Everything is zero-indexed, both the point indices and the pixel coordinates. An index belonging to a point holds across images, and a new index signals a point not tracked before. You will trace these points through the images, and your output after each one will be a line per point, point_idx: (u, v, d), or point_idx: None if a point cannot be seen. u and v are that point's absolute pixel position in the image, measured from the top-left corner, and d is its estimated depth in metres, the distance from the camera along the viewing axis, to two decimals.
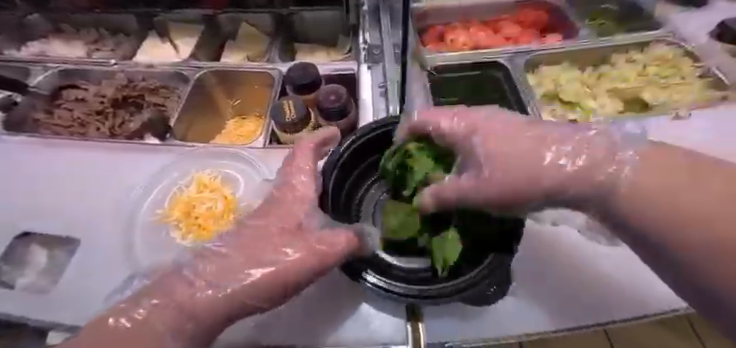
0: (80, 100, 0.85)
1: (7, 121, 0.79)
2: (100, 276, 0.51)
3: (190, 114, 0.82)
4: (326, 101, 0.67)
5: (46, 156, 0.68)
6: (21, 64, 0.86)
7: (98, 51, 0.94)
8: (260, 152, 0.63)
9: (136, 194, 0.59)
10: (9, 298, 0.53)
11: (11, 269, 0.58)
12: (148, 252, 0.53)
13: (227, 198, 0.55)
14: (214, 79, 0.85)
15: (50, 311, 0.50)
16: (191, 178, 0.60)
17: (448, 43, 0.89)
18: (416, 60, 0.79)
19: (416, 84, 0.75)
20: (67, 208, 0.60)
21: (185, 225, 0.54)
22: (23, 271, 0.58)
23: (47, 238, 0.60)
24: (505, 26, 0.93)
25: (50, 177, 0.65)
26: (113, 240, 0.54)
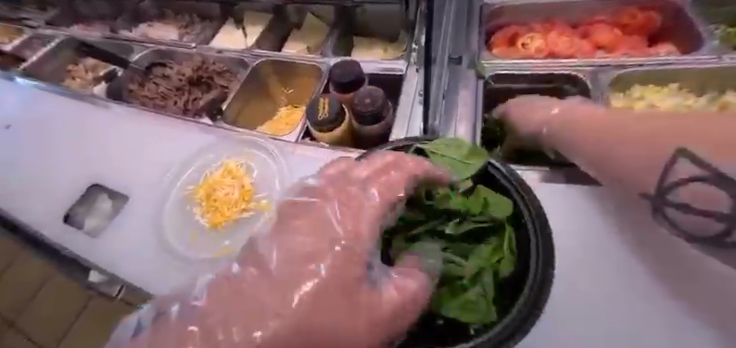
0: (164, 77, 0.97)
1: (112, 89, 0.95)
2: (137, 238, 0.59)
3: (244, 100, 0.87)
4: (361, 104, 0.64)
5: (127, 122, 0.80)
6: (128, 42, 1.02)
7: (187, 35, 1.06)
8: (287, 146, 0.64)
9: (177, 169, 0.66)
10: (77, 240, 0.64)
11: (82, 212, 0.69)
12: (173, 225, 0.59)
13: (245, 188, 0.60)
14: (272, 69, 0.88)
15: (98, 258, 0.59)
16: (221, 162, 0.64)
17: (516, 47, 0.74)
18: (473, 65, 0.69)
19: (465, 93, 0.65)
20: (131, 171, 0.70)
21: (205, 205, 0.60)
22: (89, 215, 0.68)
23: (110, 190, 0.70)
24: (598, 31, 0.72)
25: (125, 141, 0.77)
26: (152, 208, 0.62)
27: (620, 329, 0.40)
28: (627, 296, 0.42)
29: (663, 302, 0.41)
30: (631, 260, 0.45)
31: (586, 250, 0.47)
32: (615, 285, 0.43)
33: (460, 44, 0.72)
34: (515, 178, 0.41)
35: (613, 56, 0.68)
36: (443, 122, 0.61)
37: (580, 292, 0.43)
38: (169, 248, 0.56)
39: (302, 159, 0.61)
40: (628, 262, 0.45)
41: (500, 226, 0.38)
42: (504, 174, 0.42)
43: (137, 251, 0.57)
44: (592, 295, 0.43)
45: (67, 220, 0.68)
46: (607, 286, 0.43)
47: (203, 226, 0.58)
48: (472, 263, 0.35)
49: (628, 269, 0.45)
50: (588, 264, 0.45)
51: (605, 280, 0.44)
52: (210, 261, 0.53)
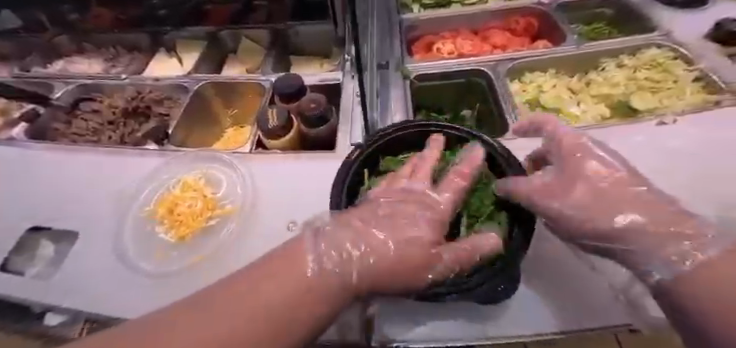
0: (95, 112, 0.93)
1: (34, 129, 0.88)
2: (96, 268, 0.58)
3: (189, 123, 0.88)
4: (308, 110, 0.72)
5: (58, 159, 0.76)
6: (46, 79, 0.96)
7: (114, 67, 1.03)
8: (242, 156, 0.68)
9: (129, 194, 0.65)
10: (24, 284, 0.60)
11: (23, 259, 0.67)
12: (137, 246, 0.59)
13: (207, 199, 0.62)
14: (214, 91, 0.91)
15: (52, 295, 0.57)
16: (179, 179, 0.66)
17: (432, 52, 0.87)
18: (398, 69, 0.80)
19: (396, 91, 0.76)
20: (74, 206, 0.67)
21: (168, 221, 0.61)
22: (32, 260, 0.66)
23: (54, 234, 0.67)
24: (493, 35, 0.88)
25: (58, 178, 0.72)
26: (110, 237, 0.61)
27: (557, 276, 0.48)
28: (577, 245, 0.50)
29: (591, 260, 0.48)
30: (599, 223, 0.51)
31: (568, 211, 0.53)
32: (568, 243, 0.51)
33: (385, 53, 0.82)
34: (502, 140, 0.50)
35: (506, 52, 0.84)
36: (381, 117, 0.70)
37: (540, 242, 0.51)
38: (139, 269, 0.57)
39: (260, 165, 0.65)
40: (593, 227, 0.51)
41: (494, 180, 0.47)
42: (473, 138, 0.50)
43: (98, 280, 0.57)
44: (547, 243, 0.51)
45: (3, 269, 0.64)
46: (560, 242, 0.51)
47: (170, 241, 0.59)
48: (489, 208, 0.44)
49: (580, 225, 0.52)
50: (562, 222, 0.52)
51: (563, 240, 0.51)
52: (188, 270, 0.55)
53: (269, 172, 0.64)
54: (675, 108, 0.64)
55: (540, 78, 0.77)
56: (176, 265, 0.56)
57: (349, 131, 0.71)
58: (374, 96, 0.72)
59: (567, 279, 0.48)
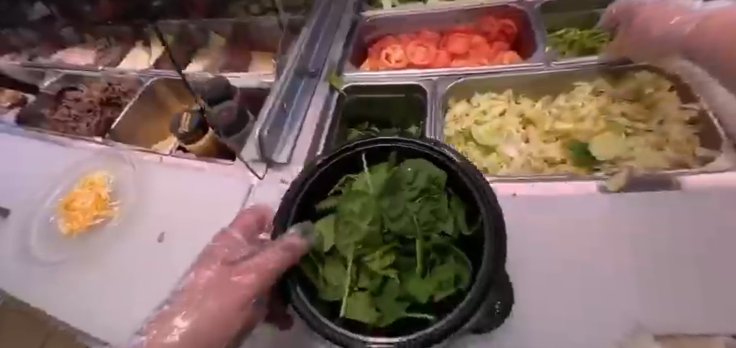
0: (76, 99, 0.99)
1: (25, 115, 0.99)
2: (5, 251, 0.63)
3: (141, 116, 0.88)
4: (217, 117, 0.67)
5: (25, 144, 0.85)
6: (44, 69, 1.06)
7: (102, 58, 1.09)
8: (147, 158, 0.68)
9: (51, 185, 0.70)
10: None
11: None
12: (40, 236, 0.64)
13: (99, 197, 0.64)
14: (167, 87, 0.90)
15: None
16: (86, 175, 0.69)
17: (381, 58, 0.76)
18: (328, 77, 0.71)
19: (316, 103, 0.68)
20: (21, 191, 0.75)
21: (66, 216, 0.64)
22: None
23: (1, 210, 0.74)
24: (455, 40, 0.75)
25: (19, 162, 0.80)
26: (26, 225, 0.66)
27: (577, 280, 0.40)
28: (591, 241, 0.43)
29: (617, 283, 0.39)
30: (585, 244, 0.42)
31: (551, 228, 0.45)
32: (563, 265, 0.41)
33: (321, 57, 0.74)
34: (437, 149, 0.43)
35: (466, 63, 0.72)
36: (287, 134, 0.64)
37: (527, 268, 0.42)
38: (34, 259, 0.61)
39: (160, 170, 0.66)
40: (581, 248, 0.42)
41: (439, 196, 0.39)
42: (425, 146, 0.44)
43: (1, 263, 0.61)
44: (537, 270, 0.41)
45: None
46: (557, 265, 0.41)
47: (61, 233, 0.62)
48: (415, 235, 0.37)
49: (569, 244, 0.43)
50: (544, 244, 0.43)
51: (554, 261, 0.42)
52: (67, 263, 0.59)
53: (159, 177, 0.65)
54: (637, 163, 0.49)
55: (491, 100, 0.64)
56: (59, 257, 0.60)
57: (252, 147, 0.61)
58: (284, 107, 0.65)
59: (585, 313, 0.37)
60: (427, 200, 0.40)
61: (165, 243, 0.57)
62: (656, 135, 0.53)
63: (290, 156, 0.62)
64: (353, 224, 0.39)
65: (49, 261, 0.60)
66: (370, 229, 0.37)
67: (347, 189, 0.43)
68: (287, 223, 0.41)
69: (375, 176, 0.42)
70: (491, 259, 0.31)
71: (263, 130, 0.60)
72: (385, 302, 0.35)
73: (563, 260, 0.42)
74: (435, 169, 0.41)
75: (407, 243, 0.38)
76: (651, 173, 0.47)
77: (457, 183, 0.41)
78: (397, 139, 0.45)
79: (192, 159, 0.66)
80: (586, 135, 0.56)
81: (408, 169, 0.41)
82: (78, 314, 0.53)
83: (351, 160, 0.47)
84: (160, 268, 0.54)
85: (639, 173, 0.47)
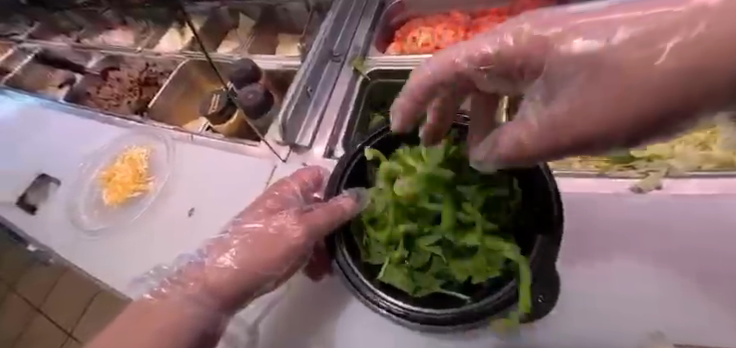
0: (118, 79, 1.05)
1: (75, 94, 1.07)
2: (59, 216, 0.71)
3: (175, 96, 0.92)
4: (243, 99, 0.68)
5: (76, 121, 0.92)
6: (90, 51, 1.13)
7: (141, 40, 1.15)
8: (180, 136, 0.72)
9: (96, 159, 0.77)
10: (30, 222, 0.76)
11: (35, 196, 0.81)
12: (85, 206, 0.70)
13: (136, 171, 0.68)
14: (198, 69, 0.93)
15: (31, 230, 0.72)
16: (125, 151, 0.74)
17: (407, 41, 0.74)
18: (352, 62, 0.70)
19: (339, 87, 0.68)
20: (74, 164, 0.83)
21: (108, 187, 0.69)
22: (41, 198, 0.81)
23: (57, 180, 0.82)
24: (486, 24, 0.73)
25: (73, 138, 0.89)
26: (76, 194, 0.73)
27: (622, 270, 0.40)
28: (653, 233, 0.41)
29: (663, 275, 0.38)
30: (635, 236, 0.42)
31: (598, 220, 0.44)
32: (608, 255, 0.41)
33: (346, 41, 0.73)
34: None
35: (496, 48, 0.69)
36: (310, 117, 0.64)
37: (572, 258, 0.43)
38: (80, 225, 0.67)
39: (192, 147, 0.69)
40: (630, 239, 0.42)
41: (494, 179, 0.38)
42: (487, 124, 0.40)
43: (56, 226, 0.69)
44: (582, 259, 0.42)
45: (20, 201, 0.81)
46: (602, 254, 0.42)
47: (104, 204, 0.68)
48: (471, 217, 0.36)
49: (617, 235, 0.42)
50: (589, 237, 0.43)
51: (599, 252, 0.42)
52: (107, 232, 0.64)
53: (191, 154, 0.68)
54: (675, 162, 0.46)
55: None
56: (101, 225, 0.65)
57: (277, 129, 0.62)
58: (307, 92, 0.65)
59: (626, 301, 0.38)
60: (484, 183, 0.37)
61: (194, 217, 0.60)
62: (704, 132, 0.48)
63: (314, 138, 0.62)
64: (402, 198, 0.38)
65: (95, 228, 0.65)
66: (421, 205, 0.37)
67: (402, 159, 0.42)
68: (338, 188, 0.42)
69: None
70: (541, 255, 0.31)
71: (286, 116, 0.61)
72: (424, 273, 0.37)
73: (610, 251, 0.42)
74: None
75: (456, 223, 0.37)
76: (694, 176, 0.43)
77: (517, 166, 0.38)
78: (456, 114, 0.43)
79: (221, 138, 0.68)
80: None
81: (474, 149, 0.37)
82: (116, 276, 0.58)
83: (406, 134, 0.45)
84: (188, 241, 0.58)
85: (678, 174, 0.44)
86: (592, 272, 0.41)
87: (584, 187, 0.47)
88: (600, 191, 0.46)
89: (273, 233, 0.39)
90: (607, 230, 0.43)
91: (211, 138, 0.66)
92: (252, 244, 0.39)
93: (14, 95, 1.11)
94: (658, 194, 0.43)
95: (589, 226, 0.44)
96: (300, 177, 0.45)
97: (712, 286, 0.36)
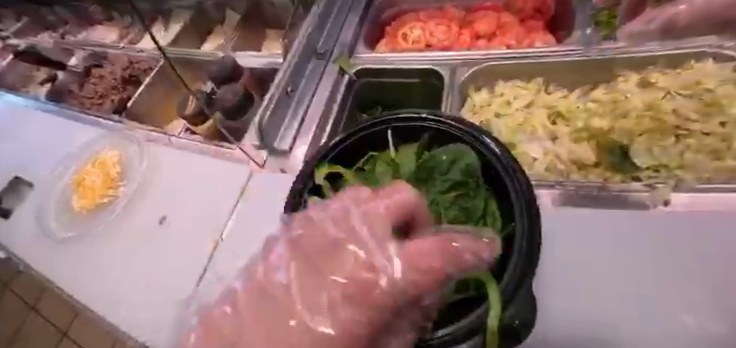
0: (100, 76, 1.00)
1: (56, 93, 1.03)
2: (29, 222, 0.67)
3: (156, 94, 0.87)
4: (221, 100, 0.64)
5: (54, 121, 0.89)
6: (72, 47, 1.09)
7: (125, 36, 1.11)
8: (156, 139, 0.68)
9: (70, 162, 0.73)
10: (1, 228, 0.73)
11: (8, 199, 0.78)
12: (55, 212, 0.66)
13: (108, 176, 0.65)
14: (180, 66, 0.88)
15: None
16: (99, 154, 0.70)
17: (397, 38, 0.70)
18: (337, 60, 0.66)
19: (322, 87, 0.64)
20: (49, 166, 0.79)
21: (79, 193, 0.65)
22: (14, 202, 0.77)
23: (31, 183, 0.78)
24: (481, 20, 0.68)
25: (50, 139, 0.85)
26: (47, 199, 0.69)
27: (616, 290, 0.35)
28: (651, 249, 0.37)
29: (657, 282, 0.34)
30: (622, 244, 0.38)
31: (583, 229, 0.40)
32: (594, 265, 0.38)
33: (331, 37, 0.69)
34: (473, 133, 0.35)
35: (491, 45, 0.64)
36: (290, 118, 0.60)
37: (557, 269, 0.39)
38: (49, 233, 0.63)
39: (167, 151, 0.65)
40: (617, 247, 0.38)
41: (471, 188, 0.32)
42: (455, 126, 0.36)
43: (25, 233, 0.65)
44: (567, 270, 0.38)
45: None
46: (588, 264, 0.38)
47: (74, 210, 0.64)
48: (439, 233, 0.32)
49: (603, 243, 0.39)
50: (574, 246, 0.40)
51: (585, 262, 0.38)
52: (75, 240, 0.60)
53: (165, 158, 0.64)
54: (685, 172, 0.41)
55: (517, 90, 0.56)
56: (69, 233, 0.61)
57: (253, 131, 0.58)
58: (288, 91, 0.61)
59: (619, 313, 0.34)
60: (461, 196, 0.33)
61: (164, 226, 0.56)
62: (716, 138, 0.43)
63: (294, 142, 0.58)
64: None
65: (63, 236, 0.62)
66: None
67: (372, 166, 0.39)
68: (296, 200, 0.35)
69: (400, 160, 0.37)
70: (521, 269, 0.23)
71: (263, 117, 0.56)
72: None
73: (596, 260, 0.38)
74: (474, 157, 0.32)
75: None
76: (703, 189, 0.39)
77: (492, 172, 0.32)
78: (425, 119, 0.39)
79: (199, 142, 0.64)
80: (625, 134, 0.47)
81: (444, 155, 0.34)
82: (81, 288, 0.55)
83: (377, 140, 0.42)
84: (156, 252, 0.54)
85: (689, 187, 0.39)
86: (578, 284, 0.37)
87: (582, 202, 0.42)
88: (597, 204, 0.42)
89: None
90: (596, 247, 0.39)
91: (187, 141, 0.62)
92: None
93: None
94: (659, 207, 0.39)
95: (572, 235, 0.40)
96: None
97: (712, 293, 0.32)
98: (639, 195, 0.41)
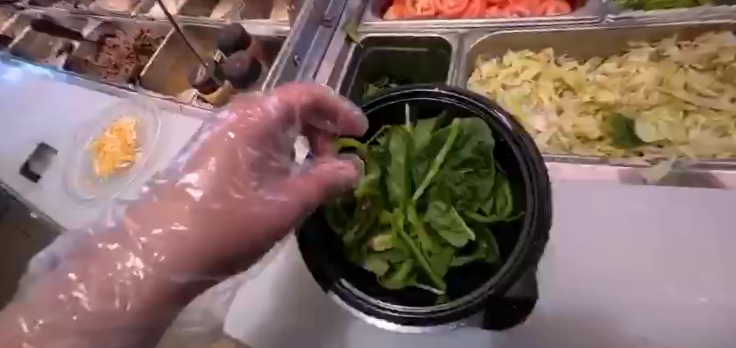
0: (113, 45, 1.01)
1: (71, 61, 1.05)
2: (56, 185, 0.72)
3: (167, 63, 0.88)
4: (230, 68, 0.65)
5: (73, 89, 0.92)
6: (85, 16, 1.10)
7: (135, 4, 1.10)
8: (169, 106, 0.70)
9: (91, 129, 0.76)
10: (32, 191, 0.78)
11: (36, 164, 0.83)
12: (79, 176, 0.70)
13: (125, 142, 0.67)
14: (190, 33, 0.89)
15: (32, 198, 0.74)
16: (116, 121, 0.73)
17: (406, 5, 0.68)
18: (344, 27, 0.65)
19: (330, 56, 0.63)
20: (71, 133, 0.83)
21: (99, 158, 0.69)
22: (41, 166, 0.82)
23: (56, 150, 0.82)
24: None
25: (69, 107, 0.88)
26: (71, 163, 0.74)
27: (620, 268, 0.36)
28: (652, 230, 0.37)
29: (654, 258, 0.35)
30: (623, 220, 0.38)
31: (584, 206, 0.40)
32: (593, 240, 0.38)
33: (339, 4, 0.67)
34: (488, 110, 0.37)
35: (502, 12, 0.62)
36: None
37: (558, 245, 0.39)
38: (75, 195, 0.68)
39: (180, 117, 0.67)
40: (617, 223, 0.38)
41: (485, 169, 0.36)
42: (476, 107, 0.38)
43: (53, 195, 0.70)
44: (567, 245, 0.39)
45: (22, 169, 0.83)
46: (587, 239, 0.38)
47: (97, 175, 0.68)
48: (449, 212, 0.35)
49: (603, 219, 0.39)
50: (575, 221, 0.40)
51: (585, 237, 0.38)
52: (98, 202, 0.64)
53: (178, 125, 0.67)
54: (689, 148, 0.42)
55: (526, 60, 0.55)
56: (93, 196, 0.66)
57: (263, 101, 0.58)
58: (295, 60, 0.61)
59: (615, 287, 0.35)
60: (472, 174, 0.37)
61: None
62: (723, 116, 0.43)
63: None
64: (382, 187, 0.38)
65: (88, 198, 0.66)
66: (404, 191, 0.36)
67: (386, 140, 0.39)
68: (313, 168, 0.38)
69: (415, 134, 0.39)
70: (532, 250, 0.28)
71: (271, 85, 0.57)
72: (403, 263, 0.35)
73: (595, 235, 0.38)
74: (488, 137, 0.35)
75: (432, 207, 0.36)
76: (706, 165, 0.39)
77: (510, 157, 0.35)
78: (440, 92, 0.39)
79: (210, 110, 0.66)
80: (632, 110, 0.47)
81: (459, 130, 0.36)
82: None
83: (393, 112, 0.42)
84: None
85: (690, 163, 0.40)
86: (578, 260, 0.37)
87: (588, 174, 0.43)
88: (600, 178, 0.42)
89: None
90: (598, 229, 0.39)
91: (200, 107, 0.64)
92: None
93: (14, 62, 1.10)
94: (660, 181, 0.40)
95: (573, 211, 0.40)
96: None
97: (705, 270, 0.33)
98: (645, 170, 0.41)
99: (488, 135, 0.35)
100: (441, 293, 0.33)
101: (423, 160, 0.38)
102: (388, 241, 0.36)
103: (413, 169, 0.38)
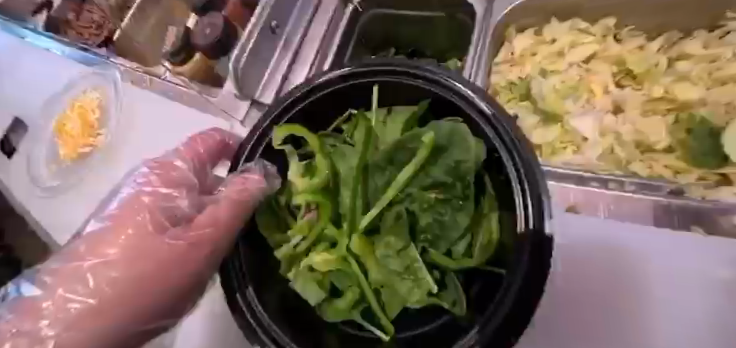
0: None
1: None
2: (21, 166, 0.65)
3: None
4: (201, 35, 0.55)
5: (39, 51, 0.81)
6: None
7: None
8: (133, 78, 0.60)
9: (55, 102, 0.67)
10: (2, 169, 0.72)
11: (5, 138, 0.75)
12: (44, 159, 0.63)
13: (88, 122, 0.59)
14: None
15: None
16: (79, 95, 0.63)
17: None
18: None
19: (319, 23, 0.50)
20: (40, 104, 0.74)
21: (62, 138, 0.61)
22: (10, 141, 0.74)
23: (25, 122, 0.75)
24: None
25: (37, 73, 0.79)
26: (36, 142, 0.66)
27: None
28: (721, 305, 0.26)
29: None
30: (670, 288, 0.27)
31: (622, 253, 0.29)
32: (620, 305, 0.28)
33: None
34: (461, 91, 0.24)
35: None
36: (277, 62, 0.48)
37: (568, 297, 0.29)
38: (39, 180, 0.61)
39: (145, 93, 0.57)
40: (662, 291, 0.27)
41: (466, 188, 0.22)
42: (467, 97, 0.24)
43: (18, 177, 0.64)
44: (580, 300, 0.29)
45: None
46: (611, 300, 0.28)
47: (60, 158, 0.60)
48: (405, 257, 0.22)
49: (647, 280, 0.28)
50: (603, 272, 0.29)
51: (609, 296, 0.28)
52: (61, 191, 0.57)
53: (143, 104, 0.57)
54: None
55: (574, 35, 0.42)
56: (56, 182, 0.59)
57: (231, 80, 0.47)
58: (275, 26, 0.48)
59: None
60: (444, 201, 0.23)
61: None
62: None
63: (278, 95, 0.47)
64: (332, 196, 0.25)
65: (51, 184, 0.59)
66: (351, 204, 0.24)
67: (350, 131, 0.28)
68: (244, 162, 0.28)
69: (382, 130, 0.26)
70: (486, 347, 0.17)
71: (239, 61, 0.44)
72: (349, 290, 0.25)
73: (623, 298, 0.28)
74: (474, 148, 0.21)
75: (382, 239, 0.23)
76: None
77: (502, 179, 0.22)
78: (422, 74, 0.25)
79: (178, 85, 0.55)
80: (720, 111, 0.34)
81: (432, 134, 0.22)
82: (67, 239, 0.53)
83: (357, 94, 0.29)
84: None
85: None
86: (588, 325, 0.28)
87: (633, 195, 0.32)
88: (671, 209, 0.30)
89: (181, 248, 0.25)
90: (644, 295, 0.28)
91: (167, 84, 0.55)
92: (136, 254, 0.23)
93: None
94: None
95: (604, 256, 0.30)
96: (196, 141, 0.31)
97: None
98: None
99: (471, 149, 0.21)
100: (387, 338, 0.24)
101: (385, 168, 0.25)
102: (332, 264, 0.24)
103: (369, 178, 0.25)
